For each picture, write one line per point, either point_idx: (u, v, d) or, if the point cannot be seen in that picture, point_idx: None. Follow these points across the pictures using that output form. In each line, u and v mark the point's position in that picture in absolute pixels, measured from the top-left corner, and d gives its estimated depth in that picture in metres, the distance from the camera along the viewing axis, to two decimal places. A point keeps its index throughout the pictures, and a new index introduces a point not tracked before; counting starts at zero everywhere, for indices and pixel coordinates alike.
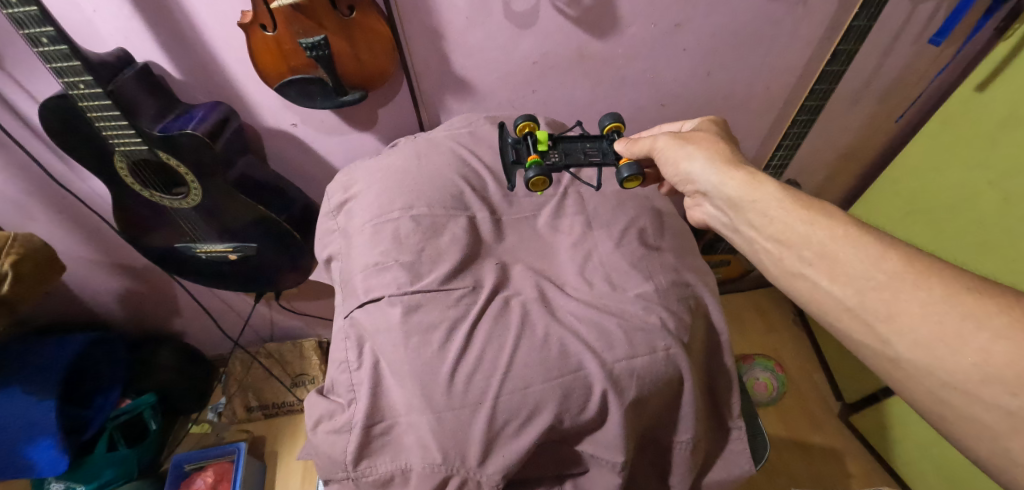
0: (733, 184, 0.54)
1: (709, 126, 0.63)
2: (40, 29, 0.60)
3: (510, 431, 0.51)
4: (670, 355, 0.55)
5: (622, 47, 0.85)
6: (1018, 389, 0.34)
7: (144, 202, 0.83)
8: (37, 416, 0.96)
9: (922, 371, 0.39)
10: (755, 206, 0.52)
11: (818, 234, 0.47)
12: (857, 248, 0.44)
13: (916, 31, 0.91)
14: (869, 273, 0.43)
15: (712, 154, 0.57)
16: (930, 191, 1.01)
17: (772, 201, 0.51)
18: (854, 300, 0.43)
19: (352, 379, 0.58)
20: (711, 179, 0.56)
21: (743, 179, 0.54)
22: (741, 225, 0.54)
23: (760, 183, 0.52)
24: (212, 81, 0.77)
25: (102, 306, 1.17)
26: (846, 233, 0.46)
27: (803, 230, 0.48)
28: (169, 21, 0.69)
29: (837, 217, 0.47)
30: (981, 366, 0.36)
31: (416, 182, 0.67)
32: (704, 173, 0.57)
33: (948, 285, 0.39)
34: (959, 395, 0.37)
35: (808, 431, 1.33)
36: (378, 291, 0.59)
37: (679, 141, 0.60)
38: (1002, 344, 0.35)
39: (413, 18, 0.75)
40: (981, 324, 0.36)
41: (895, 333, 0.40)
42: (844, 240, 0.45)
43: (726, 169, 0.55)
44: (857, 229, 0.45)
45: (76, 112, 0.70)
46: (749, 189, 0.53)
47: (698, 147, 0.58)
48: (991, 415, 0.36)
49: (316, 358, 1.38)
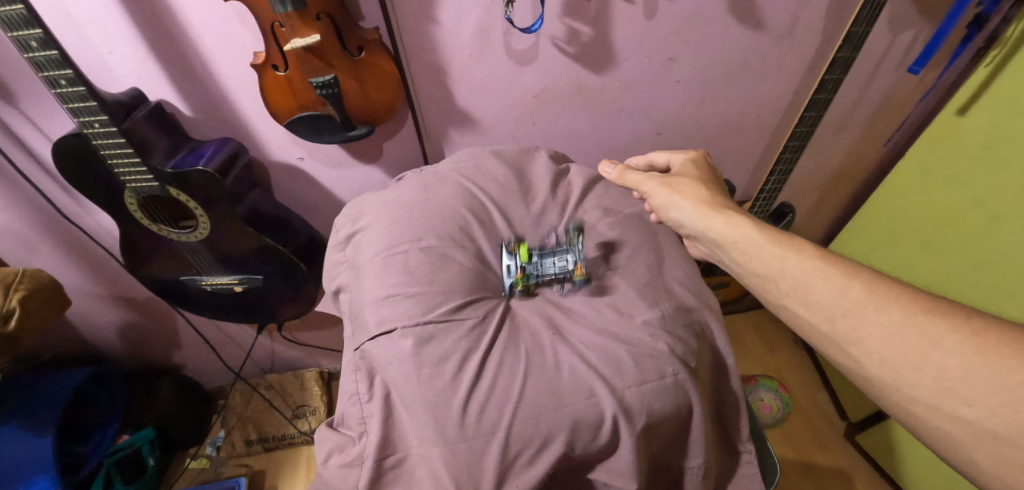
0: (715, 228, 0.56)
1: (692, 166, 0.66)
2: (59, 71, 0.62)
3: (524, 461, 0.52)
4: (679, 380, 0.56)
5: (618, 80, 0.88)
6: (973, 400, 0.36)
7: (151, 235, 0.84)
8: (32, 456, 0.94)
9: (890, 389, 0.40)
10: (736, 247, 0.54)
11: (790, 267, 0.48)
12: (825, 277, 0.46)
13: (896, 59, 0.95)
14: (835, 300, 0.44)
15: (695, 200, 0.59)
16: (919, 213, 1.05)
17: (751, 241, 0.53)
18: (826, 325, 0.45)
19: (362, 411, 0.58)
20: (696, 226, 0.58)
21: (724, 222, 0.55)
22: (729, 263, 0.56)
23: (740, 226, 0.54)
24: (222, 118, 0.80)
25: (102, 339, 1.17)
26: (814, 263, 0.47)
27: (778, 265, 0.49)
28: (183, 61, 0.71)
29: (805, 249, 0.49)
30: (940, 381, 0.37)
31: (424, 214, 0.68)
32: (690, 219, 0.59)
33: (906, 308, 0.41)
34: (927, 410, 0.38)
35: (815, 452, 1.33)
36: (389, 323, 0.60)
37: (666, 188, 0.63)
38: (956, 359, 0.37)
39: (418, 56, 0.78)
40: (936, 343, 0.38)
41: (865, 355, 0.42)
42: (812, 270, 0.47)
43: (708, 214, 0.57)
44: (823, 258, 0.47)
45: (90, 150, 0.71)
46: (730, 231, 0.55)
47: (682, 195, 0.61)
48: (954, 428, 0.37)
49: (318, 388, 1.39)
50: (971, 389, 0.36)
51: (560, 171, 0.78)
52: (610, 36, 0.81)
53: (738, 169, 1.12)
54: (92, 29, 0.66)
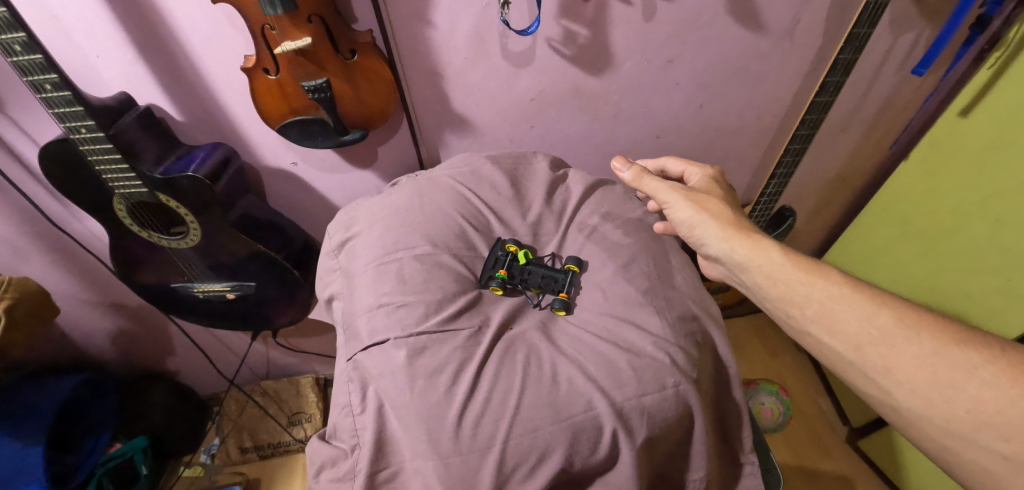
0: (739, 251, 0.54)
1: (710, 184, 0.64)
2: (44, 76, 0.60)
3: (521, 475, 0.50)
4: (680, 391, 0.55)
5: (617, 83, 0.87)
6: (1011, 435, 0.37)
7: (141, 242, 0.82)
8: (21, 465, 0.92)
9: (923, 420, 0.41)
10: (761, 270, 0.52)
11: (816, 293, 0.48)
12: (852, 305, 0.46)
13: (898, 61, 0.94)
14: (864, 329, 0.45)
15: (720, 219, 0.57)
16: (920, 217, 1.04)
17: (778, 266, 0.51)
18: (853, 354, 0.45)
19: (355, 423, 0.57)
20: (720, 247, 0.56)
21: (750, 247, 0.53)
22: (749, 287, 0.55)
23: (766, 251, 0.52)
24: (213, 122, 0.78)
25: (94, 346, 1.15)
26: (841, 290, 0.47)
27: (805, 291, 0.49)
28: (172, 64, 0.70)
29: (831, 275, 0.49)
30: (974, 413, 0.38)
31: (418, 221, 0.67)
32: (714, 240, 0.57)
33: (938, 337, 0.42)
34: (959, 441, 0.39)
35: (815, 458, 1.32)
36: (382, 333, 0.58)
37: (690, 203, 0.59)
38: (989, 392, 0.38)
39: (412, 59, 0.77)
40: (970, 374, 0.39)
41: (896, 385, 0.42)
42: (839, 297, 0.47)
43: (734, 237, 0.55)
44: (850, 285, 0.47)
45: (77, 157, 0.70)
46: (755, 254, 0.53)
47: (707, 213, 0.58)
48: (986, 458, 0.38)
49: (314, 395, 1.37)
50: (1006, 421, 0.37)
51: (558, 175, 0.76)
52: (607, 38, 0.80)
53: (738, 173, 1.11)
54: (79, 32, 0.64)
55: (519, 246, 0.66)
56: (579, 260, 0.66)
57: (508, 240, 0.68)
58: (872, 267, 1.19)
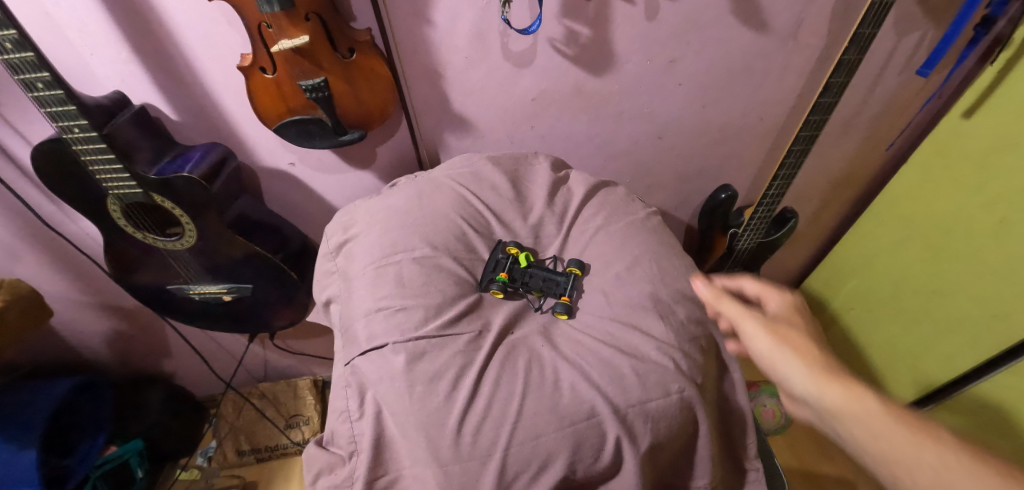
0: (832, 402, 0.48)
1: (797, 312, 0.57)
2: (36, 74, 0.59)
3: (522, 484, 0.49)
4: (684, 397, 0.54)
5: (618, 83, 0.86)
6: None
7: (135, 243, 0.81)
8: (14, 470, 0.90)
9: None
10: (858, 426, 0.46)
11: (929, 463, 0.43)
12: (977, 482, 0.41)
13: (902, 62, 0.93)
14: None
15: (806, 358, 0.51)
16: (924, 219, 1.03)
17: (881, 426, 0.45)
18: None
19: (353, 429, 0.56)
20: (807, 388, 0.49)
21: (844, 394, 0.48)
22: (843, 442, 0.48)
23: (866, 405, 0.46)
24: (208, 122, 0.77)
25: (89, 348, 1.14)
26: (959, 460, 0.42)
27: (915, 462, 0.43)
28: (167, 62, 0.69)
29: (949, 442, 0.43)
30: None
31: (418, 223, 0.65)
32: (798, 385, 0.50)
33: None
34: None
35: (819, 462, 1.31)
36: (381, 338, 0.57)
37: (771, 335, 0.53)
38: None
39: (411, 58, 0.75)
40: None
41: None
42: (958, 469, 0.41)
43: (826, 385, 0.49)
44: (970, 454, 0.42)
45: (70, 157, 0.68)
46: (852, 404, 0.47)
47: (793, 350, 0.52)
48: None
49: (312, 397, 1.36)
50: None
51: (560, 177, 0.75)
52: (609, 38, 0.79)
53: (740, 174, 1.10)
54: (73, 30, 0.63)
55: (520, 248, 0.66)
56: (582, 262, 0.65)
57: (508, 242, 0.67)
58: (872, 267, 1.19)
